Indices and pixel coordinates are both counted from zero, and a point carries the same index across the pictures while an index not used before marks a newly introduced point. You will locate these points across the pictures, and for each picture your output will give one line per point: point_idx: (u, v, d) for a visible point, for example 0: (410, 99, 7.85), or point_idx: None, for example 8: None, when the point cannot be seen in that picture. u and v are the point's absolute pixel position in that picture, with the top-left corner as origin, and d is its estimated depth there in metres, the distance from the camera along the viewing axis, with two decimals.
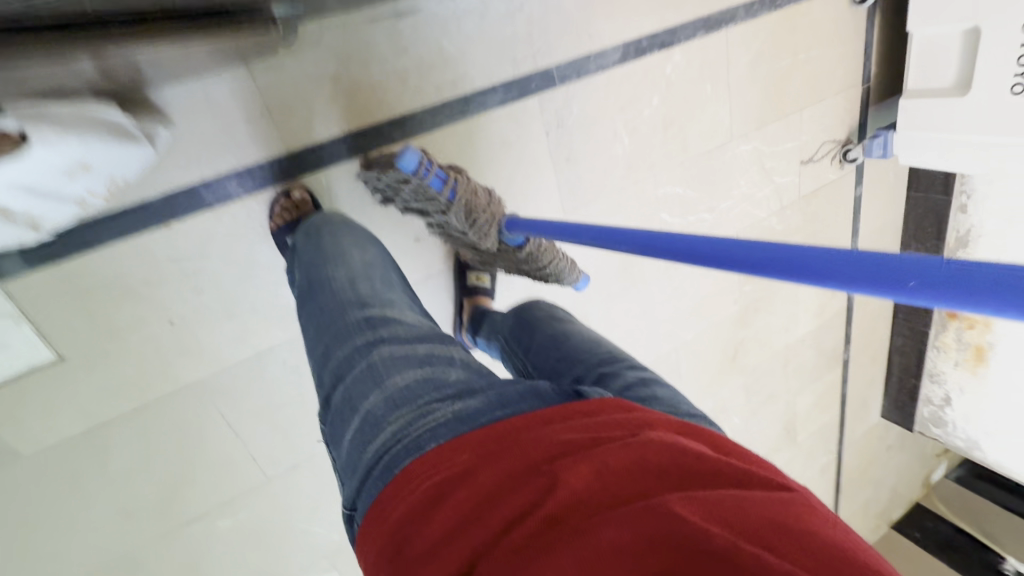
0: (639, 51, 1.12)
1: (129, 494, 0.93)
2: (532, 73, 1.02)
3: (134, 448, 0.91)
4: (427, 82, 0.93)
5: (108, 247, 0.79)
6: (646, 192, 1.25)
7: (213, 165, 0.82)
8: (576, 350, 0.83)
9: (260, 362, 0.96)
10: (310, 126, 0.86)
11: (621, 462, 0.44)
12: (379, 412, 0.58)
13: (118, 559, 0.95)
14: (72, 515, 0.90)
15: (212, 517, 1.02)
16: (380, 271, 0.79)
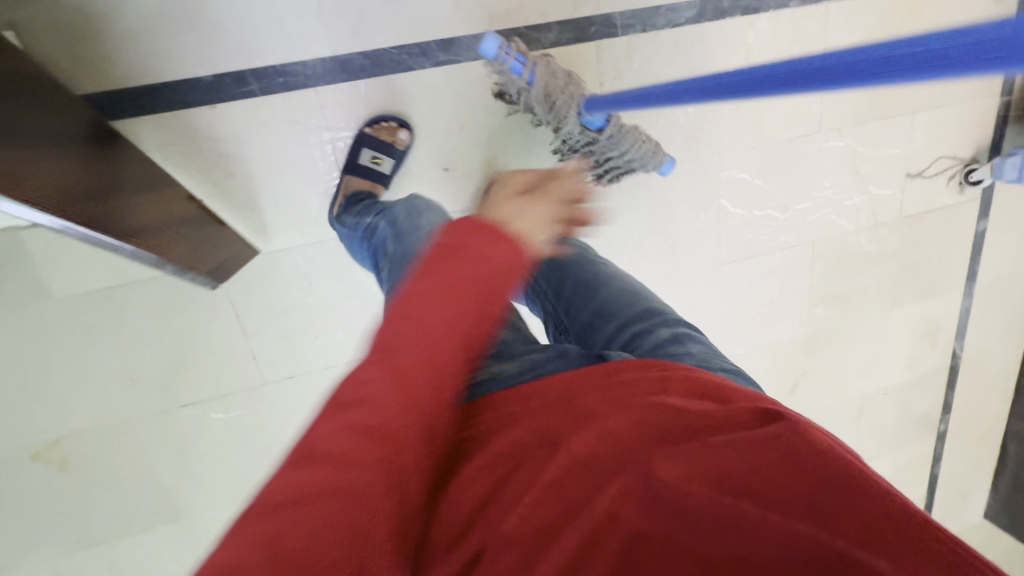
0: (717, 12, 1.05)
1: (138, 360, 0.99)
2: (593, 17, 0.99)
3: (149, 315, 0.97)
4: (481, 7, 0.93)
5: (157, 115, 0.85)
6: (707, 172, 1.16)
7: (261, 53, 0.86)
8: (611, 302, 0.67)
9: (275, 261, 0.98)
10: (359, 31, 0.89)
11: (636, 423, 0.44)
12: None
13: (118, 421, 1.01)
14: (86, 364, 0.97)
15: (206, 407, 1.05)
16: None
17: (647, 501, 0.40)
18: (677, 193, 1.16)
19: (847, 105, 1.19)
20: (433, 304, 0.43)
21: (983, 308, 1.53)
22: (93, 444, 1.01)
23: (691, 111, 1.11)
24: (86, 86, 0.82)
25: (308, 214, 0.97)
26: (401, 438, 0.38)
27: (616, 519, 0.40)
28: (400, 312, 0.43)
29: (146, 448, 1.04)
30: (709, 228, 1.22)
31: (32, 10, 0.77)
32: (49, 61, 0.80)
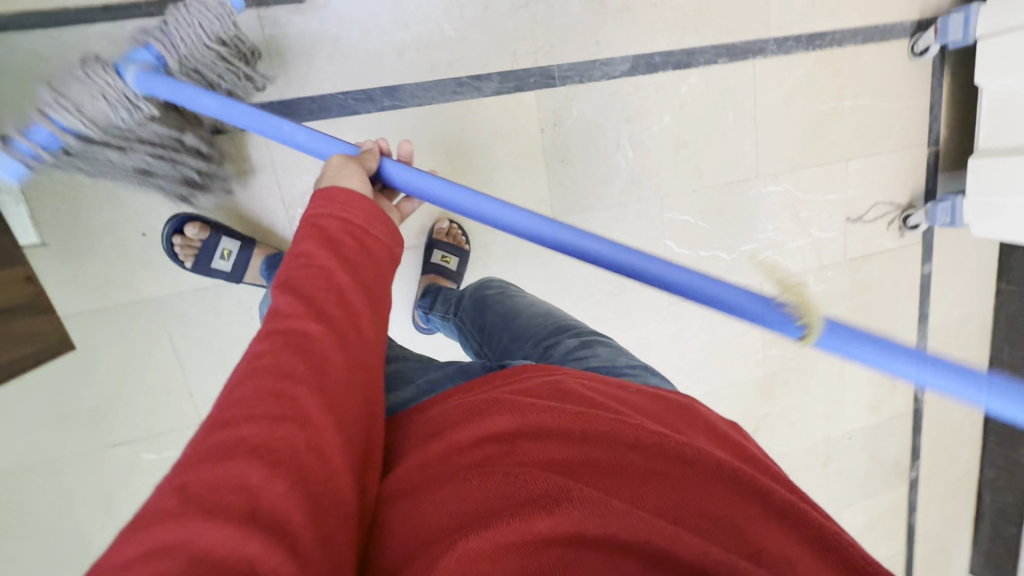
0: (650, 66, 1.13)
1: (67, 398, 0.96)
2: (532, 68, 1.06)
3: (82, 349, 0.95)
4: (425, 58, 1.00)
5: None
6: (650, 214, 1.21)
7: None
8: (525, 326, 0.76)
9: (218, 294, 0.99)
10: (308, 79, 0.96)
11: (564, 430, 0.45)
12: None
13: (41, 463, 0.97)
14: (10, 402, 0.94)
15: (137, 448, 1.01)
16: None
17: (558, 519, 0.39)
18: (622, 233, 1.20)
19: (782, 153, 1.25)
20: (318, 284, 0.53)
21: (940, 352, 1.53)
22: (13, 487, 0.97)
23: (631, 157, 1.16)
24: None
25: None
26: (315, 387, 0.45)
27: (520, 527, 0.38)
28: (288, 300, 0.51)
29: (69, 491, 0.99)
30: (656, 268, 1.24)
31: None
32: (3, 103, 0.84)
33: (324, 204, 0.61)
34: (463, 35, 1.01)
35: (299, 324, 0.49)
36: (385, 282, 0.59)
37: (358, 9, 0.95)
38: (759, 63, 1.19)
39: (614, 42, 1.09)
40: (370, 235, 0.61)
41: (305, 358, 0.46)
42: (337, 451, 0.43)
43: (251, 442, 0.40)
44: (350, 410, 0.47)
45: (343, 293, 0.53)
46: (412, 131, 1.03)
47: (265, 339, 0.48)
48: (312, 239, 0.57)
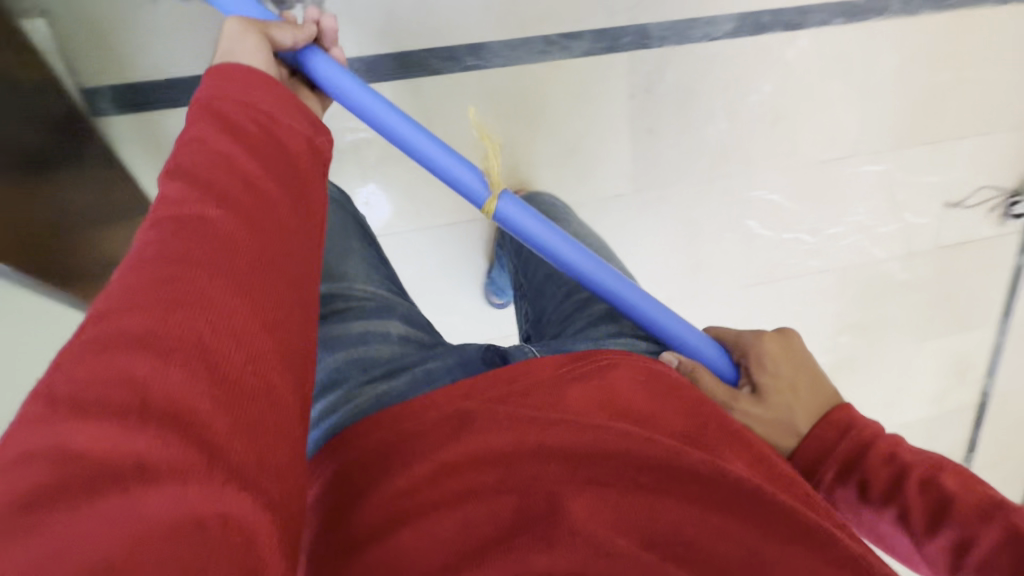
0: (757, 26, 1.02)
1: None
2: (627, 28, 0.96)
3: None
4: (513, 14, 0.91)
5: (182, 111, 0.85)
6: (734, 191, 1.13)
7: None
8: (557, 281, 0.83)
9: None
10: (387, 34, 0.88)
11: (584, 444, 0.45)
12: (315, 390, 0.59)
13: None
14: None
15: None
16: (340, 235, 0.77)
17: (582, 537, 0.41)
18: (703, 211, 1.13)
19: (888, 129, 1.14)
20: (226, 174, 0.43)
21: (1016, 347, 1.46)
22: None
23: (723, 128, 1.07)
24: (113, 78, 0.81)
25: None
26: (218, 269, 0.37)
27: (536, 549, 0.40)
28: (180, 187, 0.41)
29: None
30: (733, 248, 1.18)
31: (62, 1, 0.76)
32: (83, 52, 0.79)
33: (211, 87, 0.49)
34: None
35: (198, 211, 0.40)
36: (312, 179, 0.49)
37: None
38: (879, 25, 1.06)
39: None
40: (279, 123, 0.49)
41: (210, 247, 0.38)
42: (258, 335, 0.37)
43: (157, 336, 0.34)
44: (278, 313, 0.39)
45: (248, 181, 0.43)
46: (494, 95, 0.95)
47: (160, 232, 0.39)
48: (210, 132, 0.45)
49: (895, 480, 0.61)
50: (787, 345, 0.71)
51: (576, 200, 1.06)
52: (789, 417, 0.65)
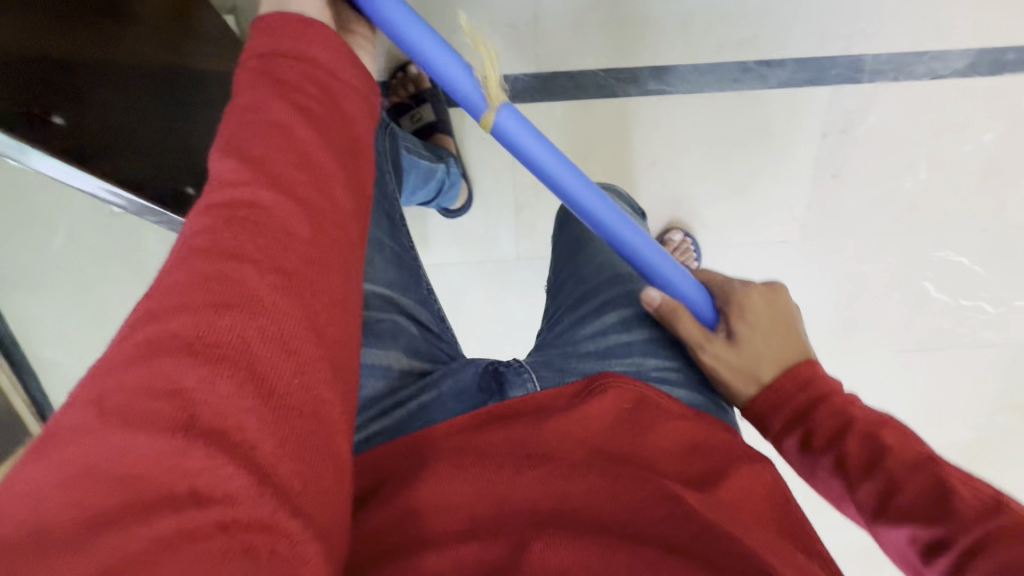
0: (996, 64, 0.86)
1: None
2: (838, 57, 0.86)
3: None
4: (710, 36, 0.85)
5: None
6: (915, 248, 0.94)
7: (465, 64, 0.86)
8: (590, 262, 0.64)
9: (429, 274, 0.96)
10: (572, 50, 0.85)
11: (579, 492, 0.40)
12: None
13: None
14: None
15: None
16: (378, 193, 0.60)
17: None
18: (873, 268, 0.95)
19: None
20: (284, 144, 0.34)
21: None
22: None
23: (923, 178, 0.91)
24: None
25: (471, 234, 0.94)
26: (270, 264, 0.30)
27: None
28: (231, 161, 0.33)
29: None
30: (897, 313, 0.97)
31: None
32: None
33: (260, 39, 0.37)
34: (767, 8, 0.84)
35: (250, 194, 0.32)
36: (369, 145, 0.39)
37: None
38: None
39: (959, 29, 0.85)
40: (341, 79, 0.38)
41: (265, 238, 0.31)
42: (306, 343, 0.30)
43: (198, 356, 0.27)
44: (335, 323, 0.32)
45: (308, 155, 0.34)
46: (655, 118, 0.88)
47: (204, 215, 0.31)
48: (255, 104, 0.35)
49: (841, 432, 0.46)
50: (776, 303, 0.54)
51: (734, 247, 0.94)
52: (754, 366, 0.52)
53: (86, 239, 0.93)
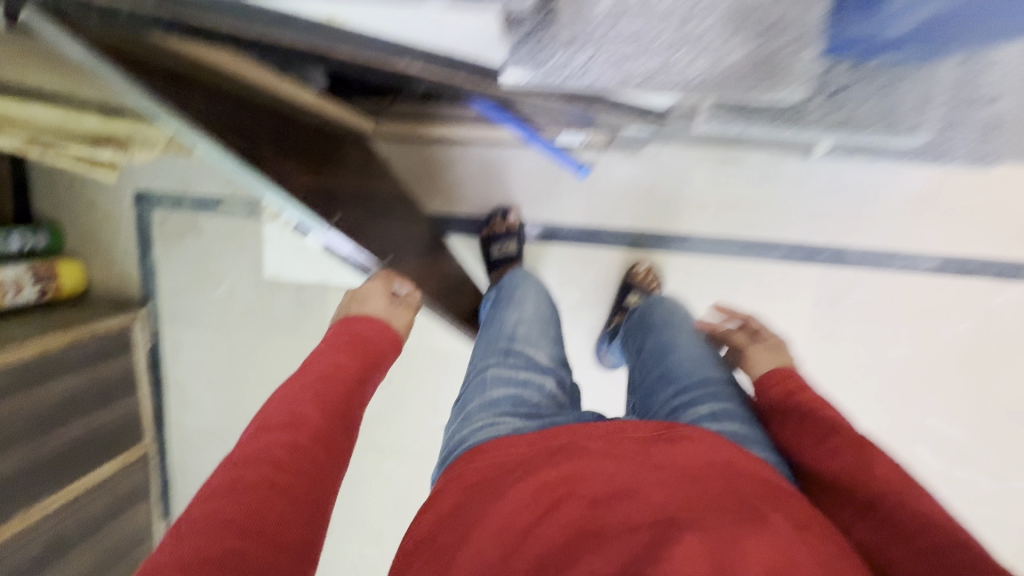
0: (962, 269, 1.07)
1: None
2: (827, 247, 1.09)
3: None
4: (723, 217, 1.10)
5: (449, 234, 1.16)
6: (882, 402, 1.14)
7: (534, 212, 1.14)
8: (679, 365, 0.78)
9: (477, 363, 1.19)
10: (616, 215, 1.13)
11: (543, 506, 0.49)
12: (473, 413, 0.67)
13: None
14: None
15: (384, 457, 1.28)
16: (547, 322, 0.86)
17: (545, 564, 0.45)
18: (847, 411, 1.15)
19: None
20: (342, 356, 0.69)
21: None
22: None
23: (890, 349, 1.12)
24: (430, 207, 1.16)
25: None
26: (302, 400, 0.60)
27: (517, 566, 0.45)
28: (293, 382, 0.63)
29: None
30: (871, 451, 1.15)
31: (403, 156, 1.14)
32: (429, 186, 1.15)
33: (349, 329, 0.75)
34: (773, 203, 1.08)
35: (288, 399, 0.60)
36: (362, 332, 0.75)
37: (681, 166, 1.09)
38: None
39: (927, 240, 1.06)
40: (349, 332, 0.75)
41: (300, 393, 0.61)
42: (313, 415, 0.59)
43: (252, 471, 0.52)
44: (327, 404, 0.61)
45: (327, 362, 0.67)
46: (674, 272, 1.14)
47: (328, 350, 0.70)
48: (346, 326, 0.76)
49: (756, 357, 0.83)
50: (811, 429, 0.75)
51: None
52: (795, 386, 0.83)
53: (243, 294, 1.26)
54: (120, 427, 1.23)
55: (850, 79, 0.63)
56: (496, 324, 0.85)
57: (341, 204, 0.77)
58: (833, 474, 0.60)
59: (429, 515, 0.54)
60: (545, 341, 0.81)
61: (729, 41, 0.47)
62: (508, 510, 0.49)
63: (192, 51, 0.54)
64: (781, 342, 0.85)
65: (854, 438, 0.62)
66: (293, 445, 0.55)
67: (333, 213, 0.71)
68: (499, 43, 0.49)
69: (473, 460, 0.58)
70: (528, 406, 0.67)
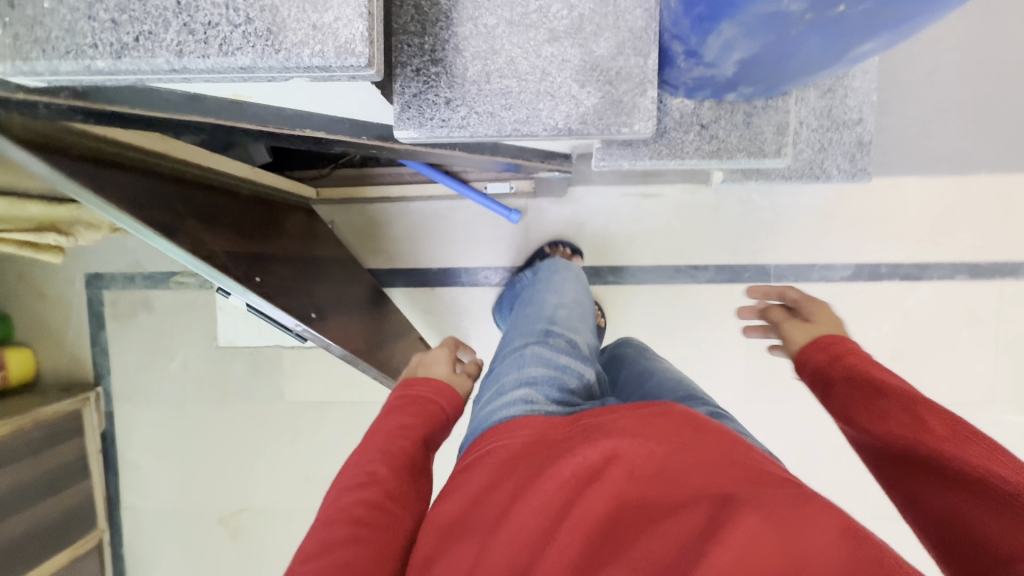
0: (874, 274, 1.15)
1: (313, 464, 1.26)
2: (749, 266, 1.17)
3: (337, 429, 1.26)
4: (650, 247, 1.18)
5: (396, 287, 1.21)
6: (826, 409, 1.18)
7: (474, 258, 1.20)
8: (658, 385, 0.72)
9: None
10: (552, 254, 1.20)
11: (572, 498, 0.45)
12: (506, 387, 0.62)
13: (286, 511, 1.27)
14: (282, 456, 1.27)
15: None
16: (582, 311, 0.83)
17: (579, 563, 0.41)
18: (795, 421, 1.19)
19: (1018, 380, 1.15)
20: (410, 410, 0.66)
21: None
22: (263, 523, 1.28)
23: None
24: (372, 262, 1.21)
25: None
26: (379, 459, 0.58)
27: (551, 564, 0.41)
28: (375, 443, 0.61)
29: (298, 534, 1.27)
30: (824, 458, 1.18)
31: (344, 217, 1.20)
32: (375, 243, 1.21)
33: (419, 389, 0.69)
34: (694, 230, 1.17)
35: (368, 462, 0.58)
36: (425, 388, 0.70)
37: (605, 203, 1.17)
38: (1010, 283, 1.13)
39: (837, 251, 1.15)
40: (414, 391, 0.69)
41: (375, 451, 0.60)
42: (390, 474, 0.57)
43: (333, 536, 0.51)
44: (406, 466, 0.58)
45: (400, 419, 0.64)
46: (613, 303, 1.20)
47: (395, 407, 0.67)
48: (415, 386, 0.70)
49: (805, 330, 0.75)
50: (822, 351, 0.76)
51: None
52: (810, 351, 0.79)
53: (196, 366, 1.27)
54: (69, 517, 1.19)
55: (712, 114, 0.74)
56: (532, 308, 0.83)
57: (266, 261, 0.80)
58: (895, 433, 0.56)
59: (458, 487, 0.51)
60: (583, 331, 0.77)
61: (582, 89, 0.55)
62: (547, 488, 0.45)
63: (105, 132, 0.59)
64: (825, 309, 0.77)
65: (906, 398, 0.58)
66: (371, 502, 0.54)
67: (252, 276, 0.73)
68: (390, 106, 0.56)
69: (502, 436, 0.53)
70: (566, 385, 0.62)
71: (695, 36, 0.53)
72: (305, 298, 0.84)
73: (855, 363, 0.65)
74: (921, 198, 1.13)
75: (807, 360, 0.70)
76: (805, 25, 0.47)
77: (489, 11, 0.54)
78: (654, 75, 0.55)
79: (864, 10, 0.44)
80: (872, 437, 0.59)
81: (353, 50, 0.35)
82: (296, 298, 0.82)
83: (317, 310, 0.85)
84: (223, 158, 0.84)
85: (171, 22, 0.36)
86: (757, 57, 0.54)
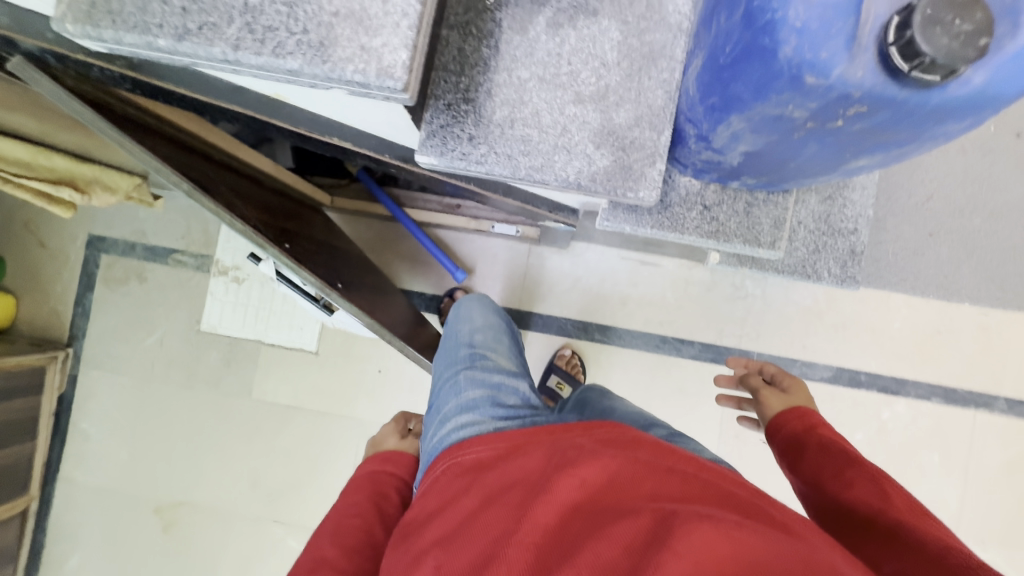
0: (853, 381, 1.17)
1: (267, 469, 1.23)
2: (734, 348, 1.19)
3: (297, 436, 1.23)
4: (640, 312, 1.20)
5: None
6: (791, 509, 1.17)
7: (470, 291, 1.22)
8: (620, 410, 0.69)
9: None
10: (544, 302, 1.22)
11: (524, 504, 0.45)
12: (450, 415, 0.64)
13: (227, 512, 1.23)
14: (235, 454, 1.24)
15: (291, 533, 1.22)
16: (498, 331, 0.83)
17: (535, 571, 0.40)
18: None
19: (980, 515, 1.15)
20: (357, 498, 0.71)
21: None
22: (200, 521, 1.23)
23: None
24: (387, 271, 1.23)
25: None
26: (329, 543, 0.63)
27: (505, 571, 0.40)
28: (324, 533, 0.65)
29: (234, 537, 1.22)
30: None
31: (357, 230, 1.23)
32: (381, 257, 1.23)
33: (368, 466, 0.77)
34: (685, 304, 1.19)
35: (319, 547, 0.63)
36: (369, 470, 0.77)
37: (603, 263, 1.21)
38: (984, 415, 1.15)
39: (821, 351, 1.17)
40: (361, 471, 0.77)
41: (327, 535, 0.64)
42: (338, 551, 0.61)
43: None
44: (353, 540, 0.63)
45: (346, 506, 0.69)
46: (596, 361, 1.21)
47: (343, 497, 0.71)
48: (366, 466, 0.78)
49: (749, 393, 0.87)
50: None
51: None
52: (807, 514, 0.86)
53: (173, 345, 1.26)
54: (6, 475, 1.15)
55: (716, 198, 0.78)
56: (449, 335, 0.83)
57: (292, 235, 0.79)
58: (861, 500, 0.55)
59: (422, 511, 0.51)
60: (508, 348, 0.79)
61: (597, 150, 0.59)
62: (507, 502, 0.46)
63: (147, 105, 0.62)
64: (799, 383, 0.80)
65: (872, 471, 0.58)
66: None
67: (280, 240, 0.71)
68: (416, 131, 0.59)
69: (459, 461, 0.54)
70: (501, 403, 0.64)
71: (707, 121, 0.57)
72: (326, 270, 0.81)
73: (830, 438, 0.66)
74: (906, 315, 1.16)
75: (782, 426, 0.71)
76: (805, 132, 0.51)
77: (524, 66, 0.59)
78: (664, 149, 0.60)
79: (857, 129, 0.48)
80: (833, 499, 0.58)
81: (393, 74, 0.39)
82: (321, 270, 0.79)
83: (340, 282, 0.82)
84: (253, 152, 0.87)
85: (236, 19, 0.39)
86: (760, 152, 0.59)
